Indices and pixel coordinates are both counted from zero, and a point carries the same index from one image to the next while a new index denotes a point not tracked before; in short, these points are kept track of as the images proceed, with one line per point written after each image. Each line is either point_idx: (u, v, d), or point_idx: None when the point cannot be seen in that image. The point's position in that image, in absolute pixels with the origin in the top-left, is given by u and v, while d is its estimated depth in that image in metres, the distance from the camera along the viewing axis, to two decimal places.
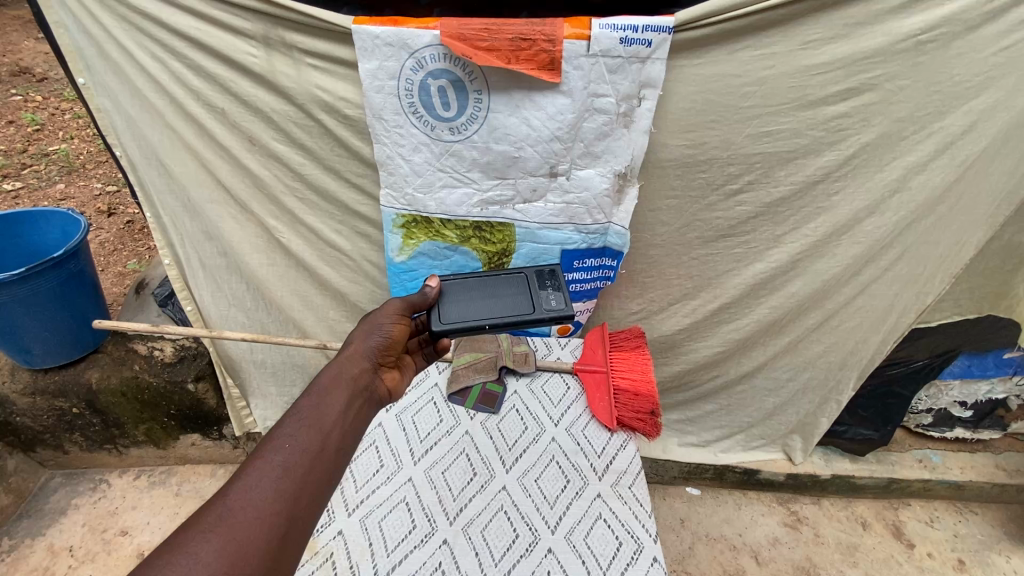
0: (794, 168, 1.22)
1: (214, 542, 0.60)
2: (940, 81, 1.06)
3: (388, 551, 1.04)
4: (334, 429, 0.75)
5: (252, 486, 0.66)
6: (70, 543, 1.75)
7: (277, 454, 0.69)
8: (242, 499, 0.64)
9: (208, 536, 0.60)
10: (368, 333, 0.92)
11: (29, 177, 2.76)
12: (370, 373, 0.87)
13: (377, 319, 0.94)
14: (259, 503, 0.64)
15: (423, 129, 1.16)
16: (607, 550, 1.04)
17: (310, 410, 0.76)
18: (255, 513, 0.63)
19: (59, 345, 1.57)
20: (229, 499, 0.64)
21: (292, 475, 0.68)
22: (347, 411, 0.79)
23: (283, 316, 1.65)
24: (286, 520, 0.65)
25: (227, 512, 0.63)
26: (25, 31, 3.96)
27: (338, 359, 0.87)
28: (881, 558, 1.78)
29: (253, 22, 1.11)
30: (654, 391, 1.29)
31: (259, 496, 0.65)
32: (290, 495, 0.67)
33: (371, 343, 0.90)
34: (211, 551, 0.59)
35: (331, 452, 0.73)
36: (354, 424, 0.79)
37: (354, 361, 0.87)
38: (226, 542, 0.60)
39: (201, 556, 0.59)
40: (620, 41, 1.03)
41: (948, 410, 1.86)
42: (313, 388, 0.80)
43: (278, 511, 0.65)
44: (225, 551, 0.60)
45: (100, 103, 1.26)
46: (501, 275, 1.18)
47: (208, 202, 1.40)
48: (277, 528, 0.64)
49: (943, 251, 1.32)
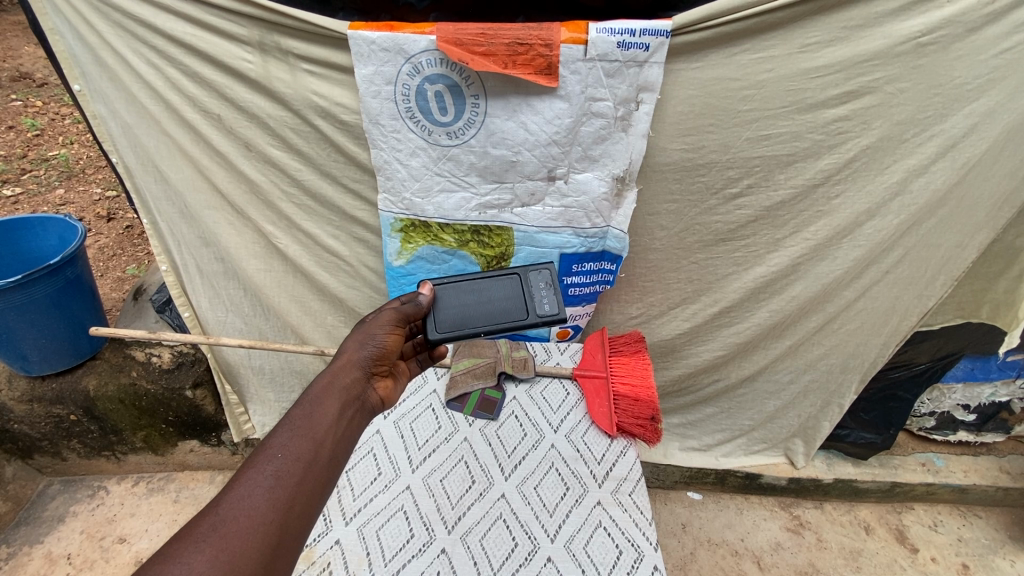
0: (794, 171, 1.21)
1: (206, 552, 0.59)
2: (940, 83, 1.06)
3: (386, 560, 1.03)
4: (327, 438, 0.75)
5: (245, 495, 0.65)
6: (67, 551, 1.74)
7: (270, 463, 0.68)
8: (235, 508, 0.63)
9: (201, 546, 0.59)
10: (361, 343, 0.90)
11: (29, 182, 2.76)
12: (363, 382, 0.86)
13: (371, 328, 0.92)
14: (252, 513, 0.63)
15: (420, 134, 1.16)
16: (607, 559, 1.03)
17: (303, 419, 0.75)
18: (249, 522, 0.63)
19: (56, 352, 1.56)
20: (221, 509, 0.63)
21: (286, 483, 0.67)
22: (340, 419, 0.78)
23: (281, 322, 1.65)
24: (279, 528, 0.65)
25: (220, 521, 0.62)
26: (23, 36, 3.97)
27: (332, 368, 0.85)
28: (885, 563, 1.77)
29: (248, 28, 1.11)
30: (654, 397, 1.29)
31: (253, 505, 0.64)
32: (284, 503, 0.66)
33: (366, 352, 0.89)
34: (204, 560, 0.58)
35: (325, 461, 0.73)
36: (347, 433, 0.78)
37: (348, 370, 0.86)
38: (219, 551, 0.60)
39: (193, 565, 0.58)
40: (618, 45, 1.02)
41: (951, 413, 1.85)
42: (306, 397, 0.79)
43: (272, 521, 0.64)
44: (218, 560, 0.59)
45: (96, 109, 1.26)
46: (492, 277, 1.14)
47: (205, 208, 1.40)
48: (272, 536, 0.63)
49: (945, 254, 1.31)
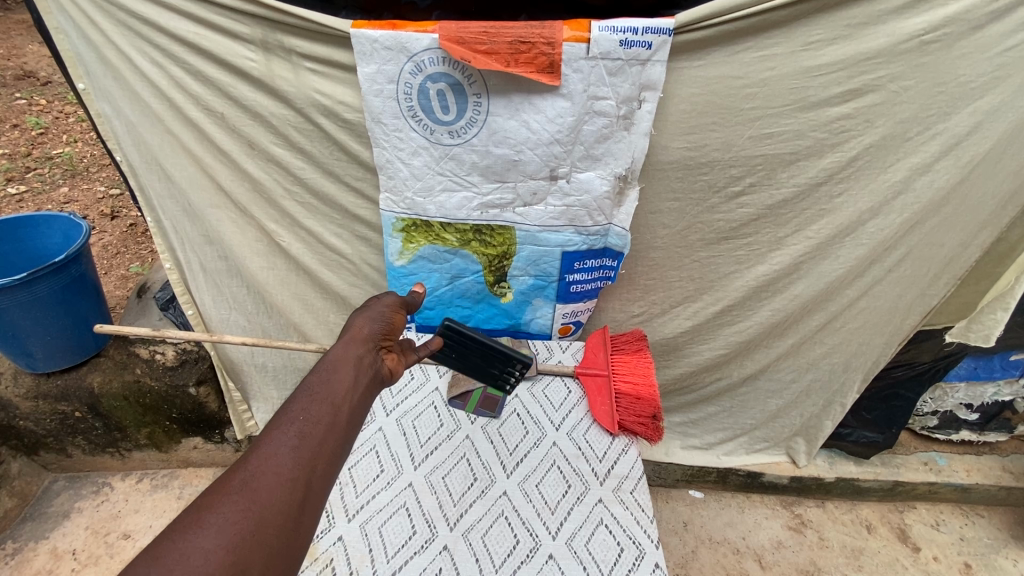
0: (797, 169, 1.20)
1: (238, 503, 0.61)
2: (944, 81, 1.05)
3: (388, 557, 1.03)
4: (344, 403, 0.77)
5: (271, 453, 0.67)
6: (72, 547, 1.75)
7: (292, 425, 0.70)
8: (262, 465, 0.66)
9: (233, 498, 0.62)
10: (370, 319, 0.92)
11: (33, 181, 2.77)
12: (374, 353, 0.89)
13: (377, 309, 0.95)
14: (278, 470, 0.66)
15: (422, 133, 1.16)
16: (609, 556, 1.04)
17: (319, 386, 0.77)
18: (275, 478, 0.65)
19: (61, 350, 1.57)
20: (249, 466, 0.66)
21: (308, 444, 0.69)
22: (355, 386, 0.81)
23: (284, 320, 1.66)
24: (304, 484, 0.67)
25: (248, 477, 0.64)
26: (28, 35, 3.99)
27: (343, 342, 0.88)
28: (887, 561, 1.77)
29: (251, 27, 1.11)
30: (655, 395, 1.30)
31: (278, 462, 0.67)
32: (307, 462, 0.68)
33: (374, 328, 0.91)
34: (236, 511, 0.61)
35: (342, 424, 0.75)
36: (361, 399, 0.81)
37: (359, 342, 0.88)
38: (249, 504, 0.62)
39: (227, 515, 0.60)
40: (620, 43, 1.02)
41: (953, 412, 1.85)
42: (320, 367, 0.81)
43: (296, 477, 0.67)
44: (249, 512, 0.61)
45: (100, 108, 1.26)
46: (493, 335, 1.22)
47: (208, 206, 1.40)
48: (296, 492, 0.66)
49: (948, 253, 1.31)
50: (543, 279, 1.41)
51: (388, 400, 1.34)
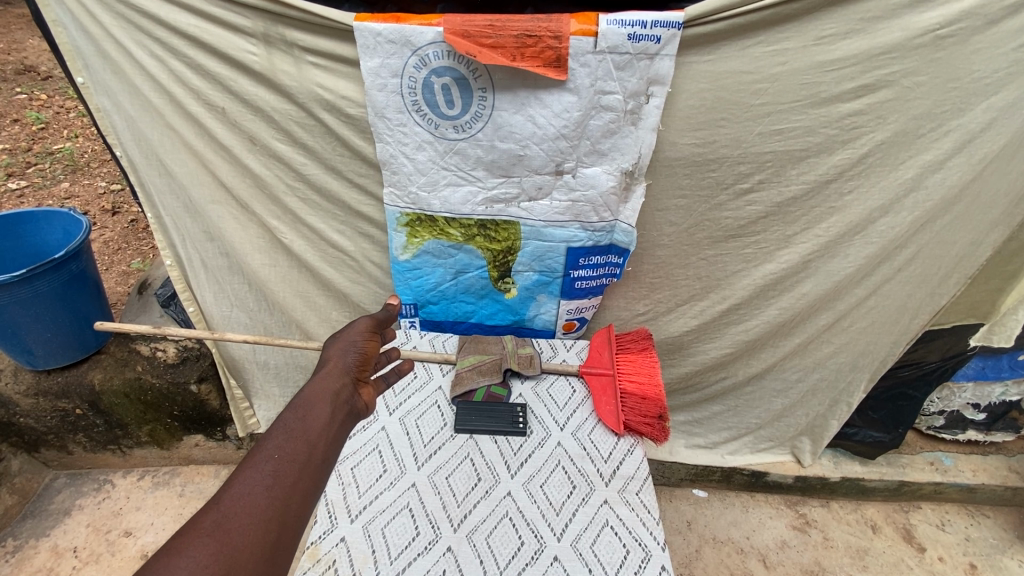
0: (806, 166, 1.19)
1: (211, 545, 0.59)
2: (959, 77, 1.03)
3: (392, 558, 1.02)
4: (319, 440, 0.76)
5: (245, 492, 0.65)
6: (74, 544, 1.74)
7: (268, 462, 0.69)
8: (236, 505, 0.63)
9: (206, 539, 0.59)
10: (344, 350, 0.97)
11: (34, 176, 2.76)
12: (349, 387, 0.90)
13: (351, 337, 1.00)
14: (253, 509, 0.64)
15: (426, 127, 1.14)
16: (615, 558, 1.02)
17: (295, 423, 0.77)
18: (249, 518, 0.63)
19: (61, 347, 1.56)
20: (222, 506, 0.63)
21: (283, 482, 0.68)
22: (331, 423, 0.81)
23: (285, 317, 1.64)
24: (279, 524, 0.65)
25: (221, 516, 0.62)
26: (27, 29, 3.97)
27: (319, 376, 0.89)
28: (892, 562, 1.75)
29: (252, 20, 1.09)
30: (660, 394, 1.28)
31: (253, 502, 0.64)
32: (282, 501, 0.67)
33: (348, 359, 0.95)
34: (209, 553, 0.58)
35: (316, 463, 0.74)
36: (336, 436, 0.80)
37: (335, 376, 0.90)
38: (223, 545, 0.59)
39: (199, 558, 0.57)
40: (628, 37, 1.00)
41: (961, 412, 1.83)
42: (295, 403, 0.81)
43: (270, 517, 0.64)
44: (221, 553, 0.59)
45: (99, 103, 1.24)
46: (495, 418, 1.28)
47: (209, 202, 1.39)
48: (270, 532, 0.63)
49: (960, 252, 1.29)
50: (548, 275, 1.40)
51: (390, 399, 1.32)
